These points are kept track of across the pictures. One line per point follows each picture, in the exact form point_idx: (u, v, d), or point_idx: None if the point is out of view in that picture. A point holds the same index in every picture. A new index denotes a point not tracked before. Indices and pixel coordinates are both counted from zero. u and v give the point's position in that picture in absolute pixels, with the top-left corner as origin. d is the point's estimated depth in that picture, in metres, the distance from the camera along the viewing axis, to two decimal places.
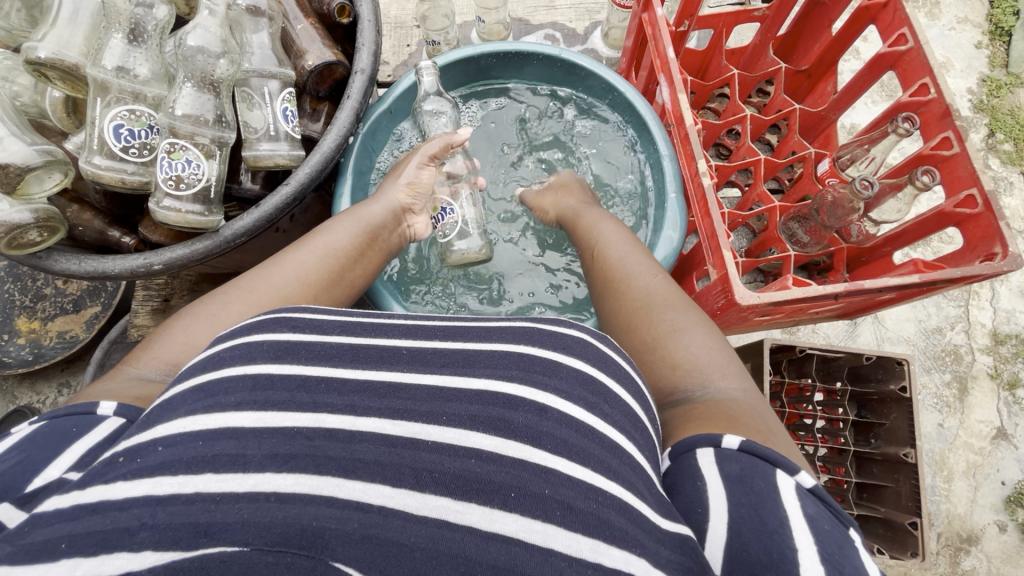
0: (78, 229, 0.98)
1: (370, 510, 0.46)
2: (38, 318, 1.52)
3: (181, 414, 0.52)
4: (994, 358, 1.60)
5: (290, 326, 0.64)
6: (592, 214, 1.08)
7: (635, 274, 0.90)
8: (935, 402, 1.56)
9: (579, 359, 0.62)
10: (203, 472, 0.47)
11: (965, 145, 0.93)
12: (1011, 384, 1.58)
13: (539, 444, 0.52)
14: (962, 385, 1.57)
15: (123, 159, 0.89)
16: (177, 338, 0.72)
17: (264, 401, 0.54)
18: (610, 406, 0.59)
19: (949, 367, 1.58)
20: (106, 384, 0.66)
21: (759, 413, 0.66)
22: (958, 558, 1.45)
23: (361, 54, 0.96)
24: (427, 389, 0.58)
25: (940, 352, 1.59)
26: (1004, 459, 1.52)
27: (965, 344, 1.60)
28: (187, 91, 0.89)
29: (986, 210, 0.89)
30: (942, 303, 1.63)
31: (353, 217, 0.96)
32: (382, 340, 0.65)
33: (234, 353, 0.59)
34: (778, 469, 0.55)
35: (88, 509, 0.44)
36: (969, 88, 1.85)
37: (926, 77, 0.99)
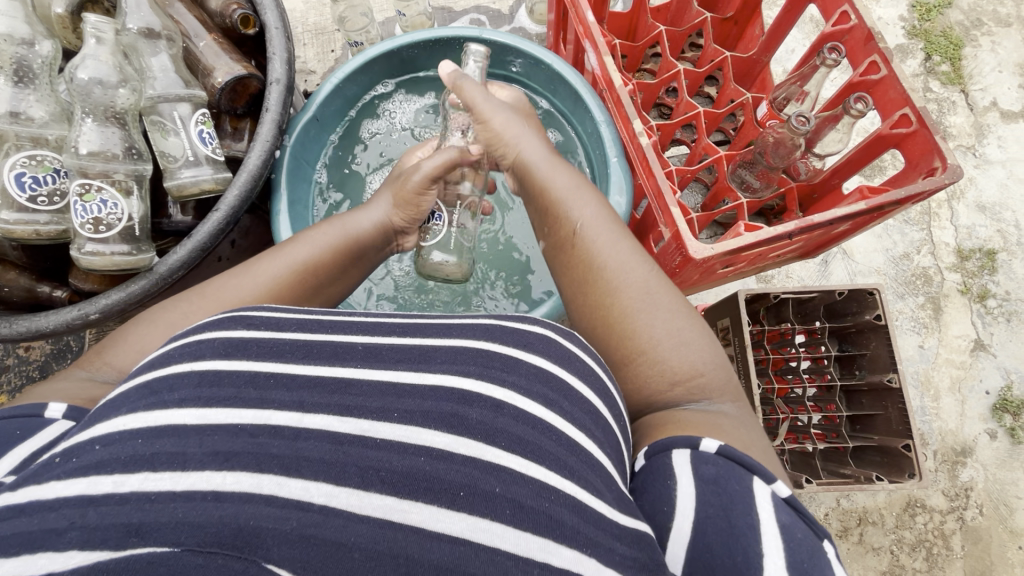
0: (6, 290, 0.94)
1: (311, 510, 0.43)
2: (3, 391, 1.46)
3: (123, 414, 0.49)
4: (963, 274, 1.63)
5: (245, 324, 0.60)
6: (554, 166, 0.89)
7: (621, 260, 0.78)
8: (912, 325, 1.59)
9: (544, 356, 0.61)
10: (141, 471, 0.44)
11: (892, 67, 0.95)
12: (981, 296, 1.62)
13: (494, 441, 0.51)
14: (936, 304, 1.61)
15: (33, 209, 0.86)
16: (131, 344, 0.70)
17: (207, 398, 0.50)
18: (575, 410, 0.58)
19: (921, 290, 1.62)
20: (52, 385, 0.63)
21: (746, 430, 0.67)
22: (956, 471, 1.49)
23: (273, 64, 0.93)
24: (380, 384, 0.55)
25: (910, 277, 1.63)
26: (984, 369, 1.56)
27: (933, 266, 1.64)
28: (88, 128, 0.85)
29: (919, 126, 0.92)
30: (905, 229, 1.66)
31: (338, 226, 0.90)
32: (338, 336, 0.61)
33: (185, 350, 0.56)
34: (755, 477, 0.57)
35: (17, 509, 0.41)
36: (900, 16, 1.87)
37: (846, 5, 1.01)
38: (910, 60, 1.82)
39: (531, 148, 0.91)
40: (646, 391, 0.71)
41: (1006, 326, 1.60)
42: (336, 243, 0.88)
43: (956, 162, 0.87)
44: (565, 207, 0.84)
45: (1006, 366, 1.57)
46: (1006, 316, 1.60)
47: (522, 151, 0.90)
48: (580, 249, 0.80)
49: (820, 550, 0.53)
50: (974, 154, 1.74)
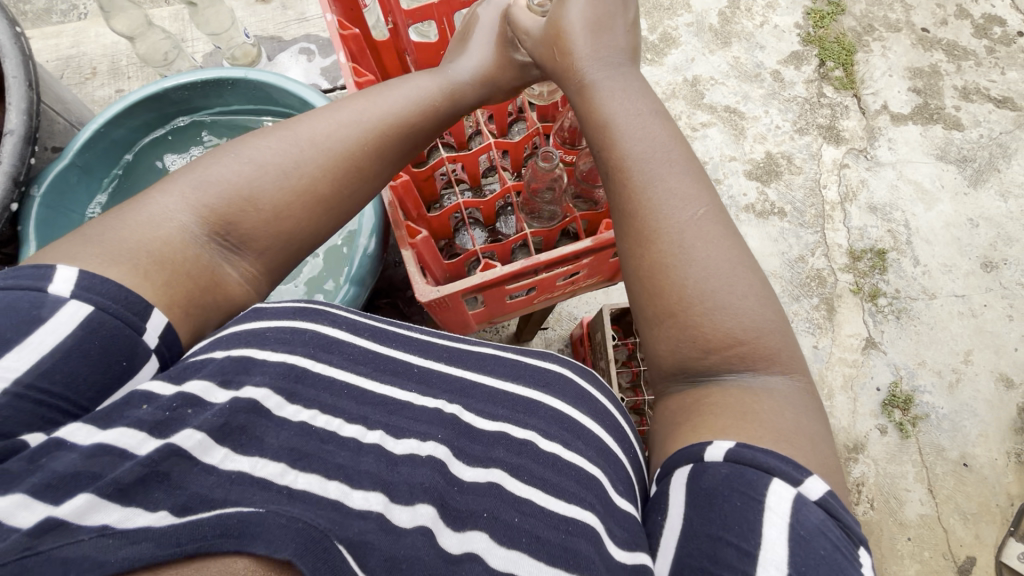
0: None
1: (370, 517, 0.48)
2: None
3: (201, 376, 0.53)
4: (854, 275, 1.68)
5: (330, 321, 0.66)
6: (605, 79, 0.76)
7: (671, 195, 0.68)
8: (807, 326, 1.63)
9: (571, 401, 0.71)
10: (224, 445, 0.48)
11: None
12: (872, 295, 1.67)
13: (517, 475, 0.59)
14: (830, 305, 1.65)
15: None
16: (236, 182, 0.66)
17: (290, 390, 0.56)
18: (590, 438, 0.67)
19: (815, 291, 1.66)
20: (141, 230, 0.60)
21: (790, 408, 0.62)
22: (849, 466, 1.52)
23: (11, 115, 0.99)
24: (430, 410, 0.63)
25: (805, 279, 1.67)
26: (876, 366, 1.61)
27: (827, 267, 1.69)
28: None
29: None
30: (800, 232, 1.71)
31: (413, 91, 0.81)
32: (399, 354, 0.69)
33: (271, 336, 0.60)
34: (773, 477, 0.55)
35: (113, 452, 0.44)
36: (796, 23, 1.92)
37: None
38: (805, 66, 1.87)
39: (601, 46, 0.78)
40: (685, 353, 0.67)
41: (896, 324, 1.65)
42: (409, 116, 0.79)
43: None
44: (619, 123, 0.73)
45: (896, 362, 1.62)
46: (895, 313, 1.66)
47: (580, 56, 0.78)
48: (638, 171, 0.71)
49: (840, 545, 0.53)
50: (865, 157, 1.79)
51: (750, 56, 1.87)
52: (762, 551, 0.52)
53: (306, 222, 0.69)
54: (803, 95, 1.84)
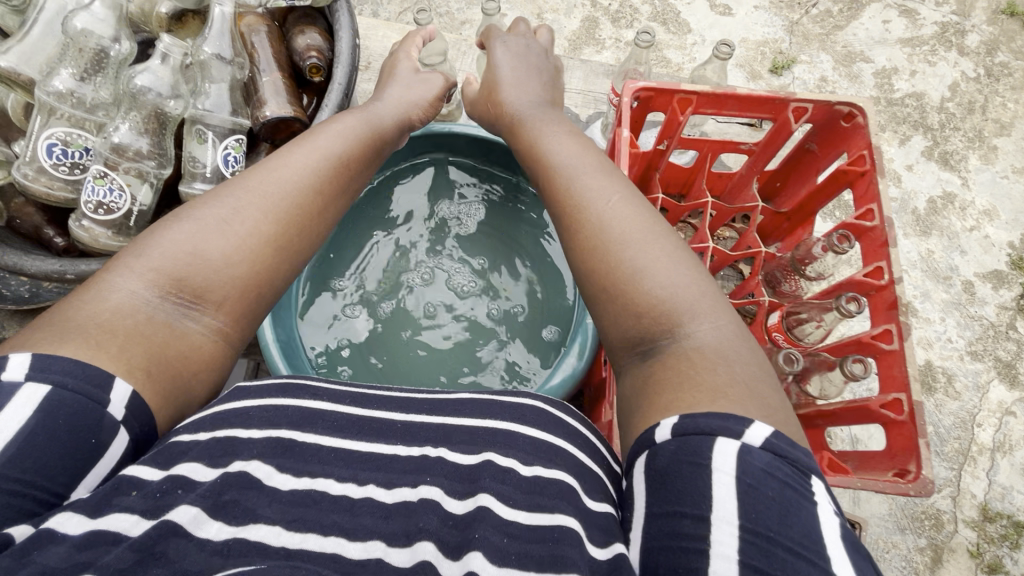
0: (15, 221, 0.95)
1: (367, 565, 0.53)
2: None
3: (191, 457, 0.57)
4: (978, 535, 1.47)
5: (311, 393, 0.69)
6: (544, 115, 0.91)
7: (592, 188, 0.76)
8: (902, 565, 1.42)
9: (544, 428, 0.66)
10: (218, 520, 0.53)
11: (905, 345, 0.82)
12: (991, 567, 1.45)
13: (500, 501, 0.58)
14: (937, 555, 1.44)
15: (52, 174, 0.90)
16: (181, 242, 0.67)
17: (283, 460, 0.60)
18: (547, 453, 0.63)
19: (926, 533, 1.45)
20: (92, 301, 0.60)
21: (732, 359, 0.61)
22: None
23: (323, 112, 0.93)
24: (410, 460, 0.63)
25: (919, 514, 1.46)
26: None
27: (949, 512, 1.48)
28: (124, 128, 0.90)
29: (909, 421, 0.79)
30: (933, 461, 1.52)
31: (359, 118, 0.91)
32: (379, 411, 0.69)
33: (260, 416, 0.64)
34: (717, 438, 0.53)
35: (107, 539, 0.49)
36: (1010, 242, 1.76)
37: (884, 261, 0.87)
38: (1003, 290, 1.70)
39: (522, 101, 0.96)
40: (633, 331, 0.66)
41: None
42: (359, 145, 0.87)
43: (930, 475, 0.76)
44: (540, 147, 0.86)
45: None
46: None
47: (518, 105, 0.96)
48: (563, 189, 0.78)
49: (803, 507, 0.50)
50: None
51: (948, 257, 1.72)
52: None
53: (260, 263, 0.70)
54: (990, 319, 1.67)
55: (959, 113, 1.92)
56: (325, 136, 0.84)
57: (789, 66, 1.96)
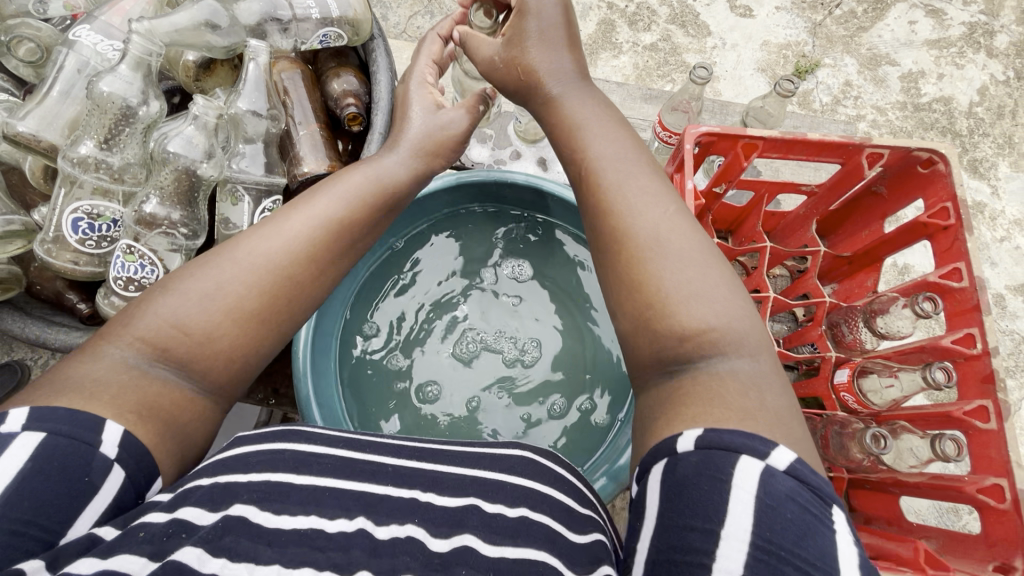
0: (35, 288, 0.83)
1: None
2: None
3: (192, 501, 0.52)
4: None
5: (306, 439, 0.63)
6: (571, 88, 0.73)
7: (638, 194, 0.62)
8: None
9: (530, 476, 0.63)
10: (220, 556, 0.49)
11: (1005, 425, 0.74)
12: None
13: (490, 540, 0.56)
14: None
15: (79, 250, 0.79)
16: (162, 308, 0.57)
17: (279, 496, 0.55)
18: (520, 489, 0.61)
19: None
20: (76, 368, 0.53)
21: (754, 395, 0.52)
22: None
23: None
24: (403, 502, 0.59)
25: None
26: None
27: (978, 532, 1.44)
28: (154, 202, 0.78)
29: (1012, 510, 0.73)
30: None
31: (362, 166, 0.72)
32: (376, 458, 0.63)
33: (253, 459, 0.58)
34: (743, 456, 0.47)
35: None
36: None
37: (975, 326, 0.79)
38: None
39: (562, 67, 0.73)
40: (657, 343, 0.57)
41: None
42: (372, 191, 0.70)
43: None
44: (577, 136, 0.69)
45: None
46: None
47: (552, 70, 0.73)
48: (596, 189, 0.64)
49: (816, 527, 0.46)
50: None
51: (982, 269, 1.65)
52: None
53: (269, 330, 0.61)
54: (1022, 334, 1.62)
55: (988, 119, 1.86)
56: (336, 186, 0.68)
57: (813, 69, 1.89)
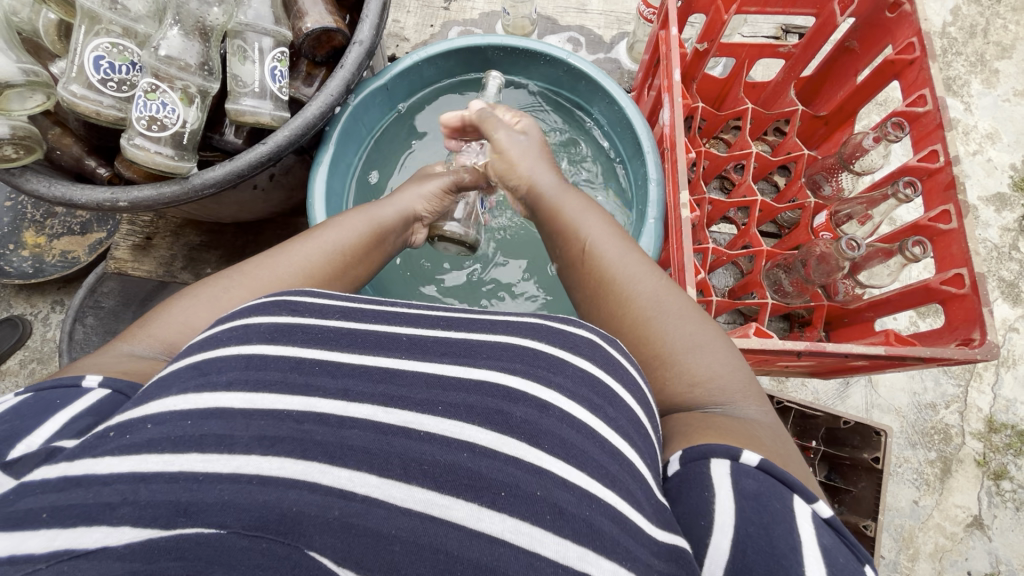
0: (54, 152, 0.82)
1: (353, 499, 0.37)
2: (45, 234, 1.54)
3: (173, 392, 0.42)
4: (985, 446, 1.50)
5: (288, 309, 0.51)
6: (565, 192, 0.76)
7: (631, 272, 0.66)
8: (913, 478, 1.46)
9: (591, 360, 0.50)
10: (189, 452, 0.38)
11: (964, 222, 0.78)
12: (997, 474, 1.48)
13: (536, 443, 0.42)
14: (946, 466, 1.48)
15: (101, 91, 0.75)
16: (173, 314, 0.59)
17: (257, 382, 0.44)
18: (584, 377, 0.48)
19: (935, 446, 1.48)
20: (86, 360, 0.52)
21: (776, 438, 0.53)
22: None
23: (362, 25, 0.80)
24: (424, 375, 0.46)
25: (929, 429, 1.49)
26: (974, 549, 1.43)
27: (957, 425, 1.50)
28: (174, 34, 0.74)
29: (971, 293, 0.75)
30: (941, 379, 1.52)
31: (360, 213, 0.78)
32: (383, 326, 0.52)
33: (230, 334, 0.48)
34: (794, 493, 0.45)
35: (74, 481, 0.36)
36: (1012, 164, 1.75)
37: (938, 143, 0.83)
38: (1006, 211, 1.70)
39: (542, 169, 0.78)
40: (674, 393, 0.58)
41: (1013, 514, 1.47)
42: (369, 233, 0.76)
43: (996, 340, 0.72)
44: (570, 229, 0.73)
45: (997, 554, 1.44)
46: (1016, 503, 1.47)
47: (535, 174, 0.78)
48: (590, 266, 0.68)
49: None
50: None
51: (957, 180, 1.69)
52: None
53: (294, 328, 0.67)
54: (994, 241, 1.67)
55: (961, 38, 1.88)
56: (334, 229, 0.73)
57: None
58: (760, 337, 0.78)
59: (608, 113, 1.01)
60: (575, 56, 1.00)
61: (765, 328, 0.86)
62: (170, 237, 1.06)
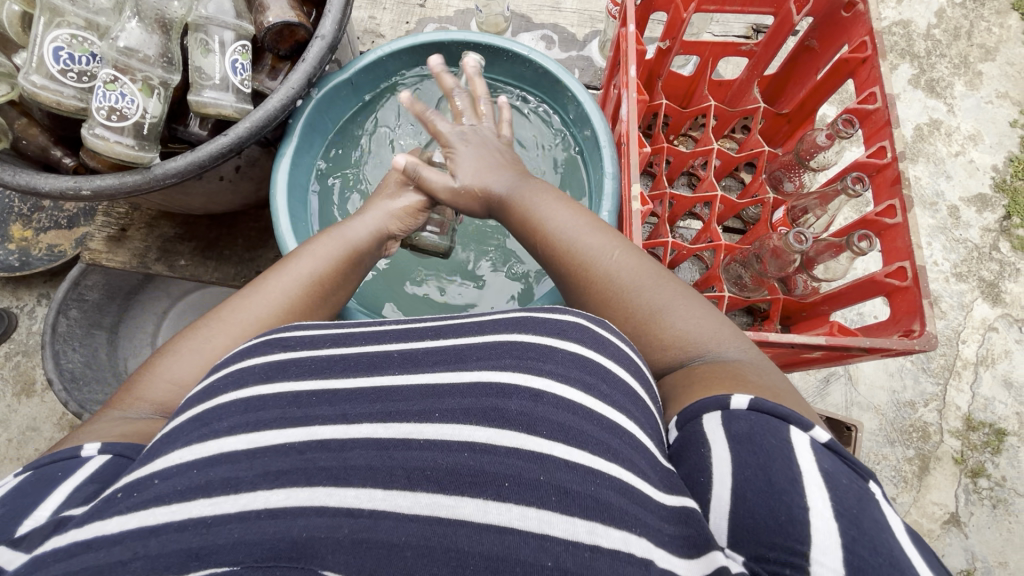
0: (20, 142, 0.83)
1: (361, 515, 0.39)
2: (31, 228, 1.54)
3: (177, 446, 0.43)
4: (963, 443, 1.51)
5: (280, 346, 0.53)
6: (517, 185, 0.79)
7: (593, 251, 0.68)
8: (891, 475, 1.47)
9: (580, 343, 0.50)
10: (196, 498, 0.39)
11: (908, 216, 0.79)
12: (974, 472, 1.50)
13: (535, 429, 0.43)
14: (924, 463, 1.49)
15: (61, 82, 0.76)
16: (161, 371, 0.60)
17: (256, 421, 0.45)
18: (574, 359, 0.49)
19: (913, 444, 1.50)
20: (83, 429, 0.53)
21: (761, 372, 0.55)
22: None
23: (324, 19, 0.81)
24: (420, 387, 0.48)
25: (907, 427, 1.50)
26: (950, 545, 1.45)
27: (935, 424, 1.52)
28: (133, 26, 0.75)
29: (913, 285, 0.76)
30: (920, 377, 1.54)
31: (331, 237, 0.77)
32: (372, 346, 0.54)
33: (224, 381, 0.49)
34: (789, 425, 0.45)
35: (83, 544, 0.37)
36: (993, 165, 1.77)
37: (887, 140, 0.84)
38: (987, 212, 1.71)
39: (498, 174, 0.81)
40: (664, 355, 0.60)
41: (990, 512, 1.48)
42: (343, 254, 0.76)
43: (934, 331, 0.73)
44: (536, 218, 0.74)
45: (973, 551, 1.45)
46: (993, 500, 1.49)
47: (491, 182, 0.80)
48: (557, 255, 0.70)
49: (870, 498, 0.42)
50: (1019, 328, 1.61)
51: (937, 180, 1.71)
52: (814, 542, 0.39)
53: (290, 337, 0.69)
54: (974, 241, 1.69)
55: (945, 40, 1.89)
56: (307, 258, 0.74)
57: None
58: None
59: (571, 110, 1.02)
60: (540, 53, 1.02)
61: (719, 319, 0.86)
62: (144, 229, 1.07)
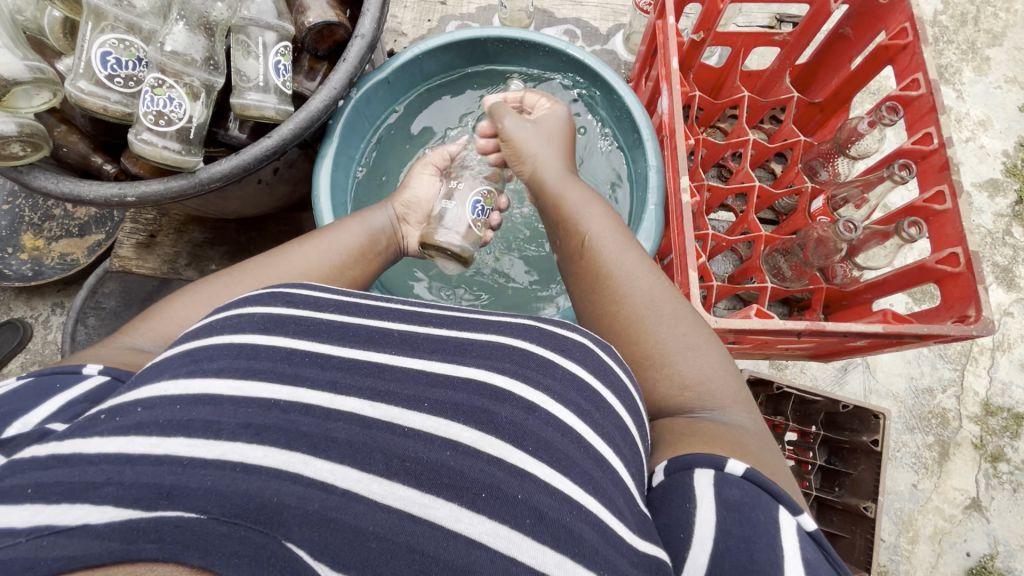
0: (61, 149, 0.83)
1: (334, 492, 0.36)
2: (43, 237, 1.54)
3: (165, 377, 0.42)
4: (981, 429, 1.52)
5: (285, 301, 0.51)
6: (566, 183, 0.79)
7: (623, 260, 0.68)
8: (912, 462, 1.48)
9: (583, 368, 0.49)
10: (176, 436, 0.37)
11: (957, 202, 0.79)
12: (994, 457, 1.50)
13: (519, 443, 0.42)
14: (944, 449, 1.49)
15: (107, 87, 0.75)
16: (175, 308, 0.60)
17: (248, 369, 0.43)
18: (573, 384, 0.47)
19: (933, 430, 1.50)
20: (89, 351, 0.53)
21: (762, 445, 0.53)
22: None
23: (364, 19, 0.80)
24: (410, 371, 0.46)
25: (926, 413, 1.51)
26: (973, 530, 1.45)
27: (954, 409, 1.52)
28: (179, 29, 0.74)
29: (966, 270, 0.77)
30: (938, 363, 1.54)
31: (355, 220, 0.78)
32: (378, 322, 0.51)
33: (224, 323, 0.48)
34: (779, 505, 0.44)
35: (61, 459, 0.35)
36: (1004, 150, 1.77)
37: (933, 126, 0.84)
38: (999, 197, 1.71)
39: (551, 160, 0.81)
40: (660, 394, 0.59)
41: (1010, 495, 1.49)
42: (366, 238, 0.77)
43: (991, 316, 0.73)
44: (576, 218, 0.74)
45: (996, 535, 1.46)
46: (1013, 484, 1.49)
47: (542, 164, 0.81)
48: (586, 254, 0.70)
49: None
50: None
51: None
52: None
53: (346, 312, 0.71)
54: (988, 227, 1.69)
55: (952, 26, 1.89)
56: (331, 234, 0.74)
57: None
58: (762, 318, 0.79)
59: (607, 103, 1.02)
60: (574, 47, 1.02)
61: (764, 310, 0.87)
62: (173, 235, 1.08)
